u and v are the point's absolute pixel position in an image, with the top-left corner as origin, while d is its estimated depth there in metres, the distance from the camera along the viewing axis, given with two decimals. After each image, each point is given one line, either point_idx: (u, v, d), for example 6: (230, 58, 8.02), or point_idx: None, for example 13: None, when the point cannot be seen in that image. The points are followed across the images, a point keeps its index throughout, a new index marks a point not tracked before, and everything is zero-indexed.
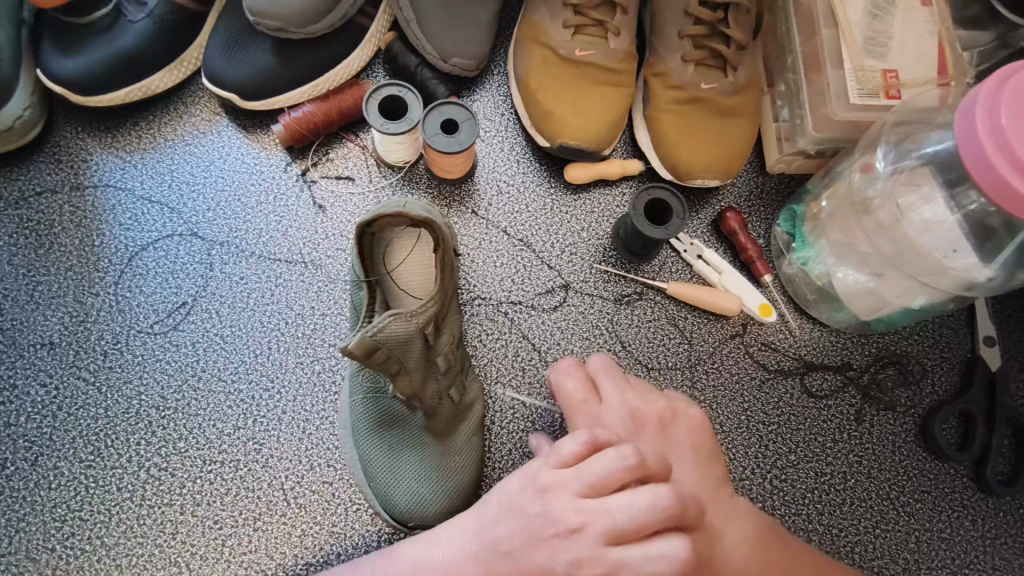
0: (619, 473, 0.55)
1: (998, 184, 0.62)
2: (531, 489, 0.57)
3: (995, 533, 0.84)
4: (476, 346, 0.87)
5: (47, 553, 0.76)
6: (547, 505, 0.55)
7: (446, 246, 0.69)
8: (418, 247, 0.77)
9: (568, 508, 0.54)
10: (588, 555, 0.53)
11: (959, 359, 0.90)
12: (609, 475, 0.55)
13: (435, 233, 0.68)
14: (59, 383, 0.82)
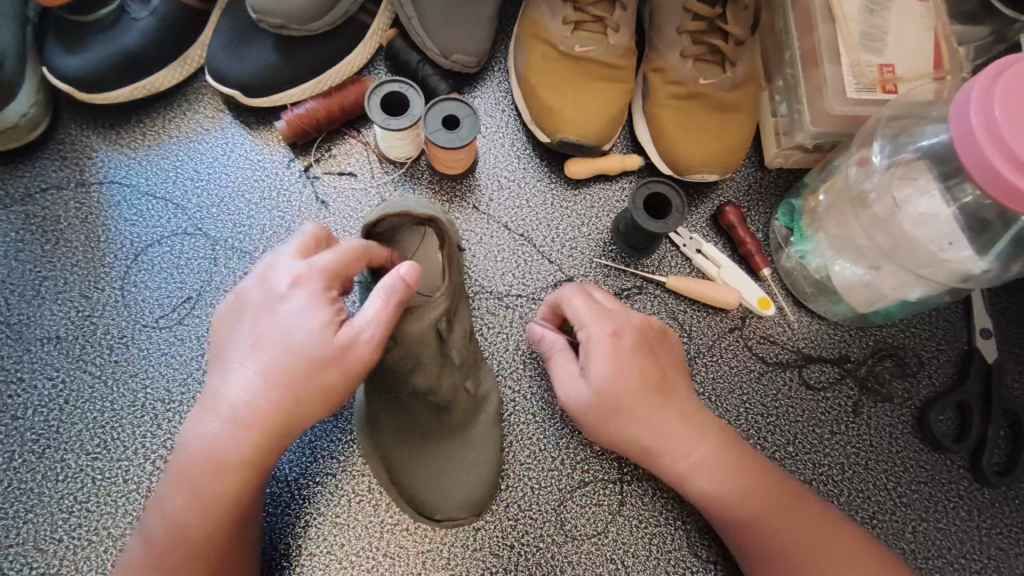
0: (307, 267, 0.62)
1: (991, 174, 0.63)
2: (260, 310, 0.60)
3: (991, 523, 0.85)
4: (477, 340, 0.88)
5: (55, 544, 0.77)
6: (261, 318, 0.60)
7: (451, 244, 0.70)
8: (423, 247, 0.75)
9: (279, 332, 0.59)
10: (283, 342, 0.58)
11: (956, 351, 0.91)
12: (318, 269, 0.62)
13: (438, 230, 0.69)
14: (66, 377, 0.83)
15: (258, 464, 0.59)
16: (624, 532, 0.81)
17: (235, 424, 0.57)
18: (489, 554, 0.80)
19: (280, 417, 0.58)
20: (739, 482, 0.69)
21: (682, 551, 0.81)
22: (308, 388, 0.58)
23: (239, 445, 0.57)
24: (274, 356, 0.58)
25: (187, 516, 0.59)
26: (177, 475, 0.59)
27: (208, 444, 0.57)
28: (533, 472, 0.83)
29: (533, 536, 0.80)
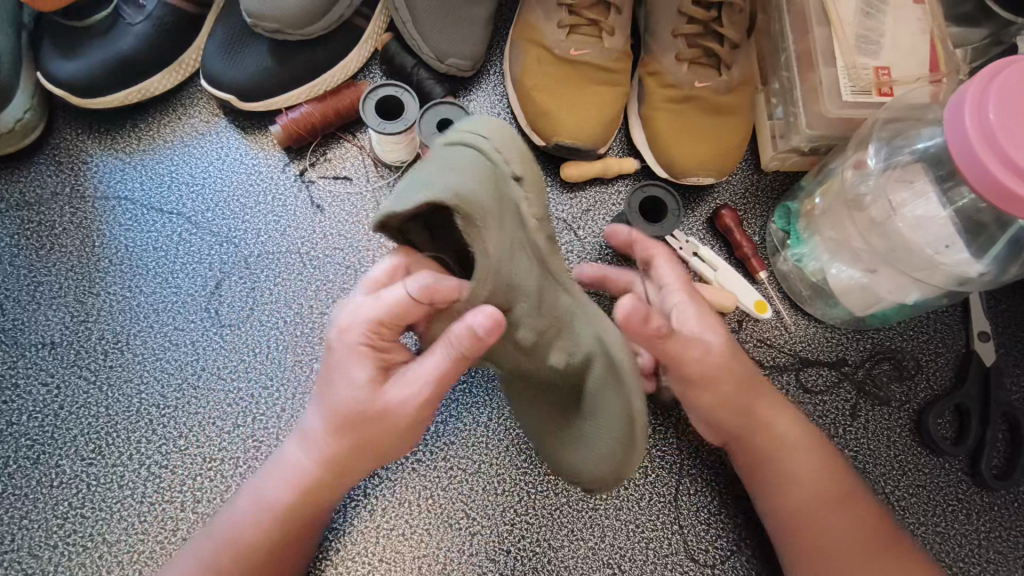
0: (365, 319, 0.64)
1: (985, 177, 0.63)
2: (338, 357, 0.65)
3: (989, 527, 0.85)
4: None
5: (49, 550, 0.77)
6: (337, 365, 0.64)
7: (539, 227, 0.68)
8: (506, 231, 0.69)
9: (341, 391, 0.64)
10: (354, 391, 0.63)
11: (954, 354, 0.90)
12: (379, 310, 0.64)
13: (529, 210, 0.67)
14: (61, 382, 0.82)
15: (321, 495, 0.68)
16: (621, 537, 0.81)
17: (314, 458, 0.66)
18: (485, 559, 0.79)
19: (341, 463, 0.66)
20: (811, 459, 0.74)
21: (679, 556, 0.81)
22: (367, 447, 0.65)
23: (314, 475, 0.67)
24: (335, 411, 0.64)
25: (249, 541, 0.66)
26: (250, 505, 0.67)
27: (283, 481, 0.67)
28: (529, 477, 0.82)
29: (529, 540, 0.80)
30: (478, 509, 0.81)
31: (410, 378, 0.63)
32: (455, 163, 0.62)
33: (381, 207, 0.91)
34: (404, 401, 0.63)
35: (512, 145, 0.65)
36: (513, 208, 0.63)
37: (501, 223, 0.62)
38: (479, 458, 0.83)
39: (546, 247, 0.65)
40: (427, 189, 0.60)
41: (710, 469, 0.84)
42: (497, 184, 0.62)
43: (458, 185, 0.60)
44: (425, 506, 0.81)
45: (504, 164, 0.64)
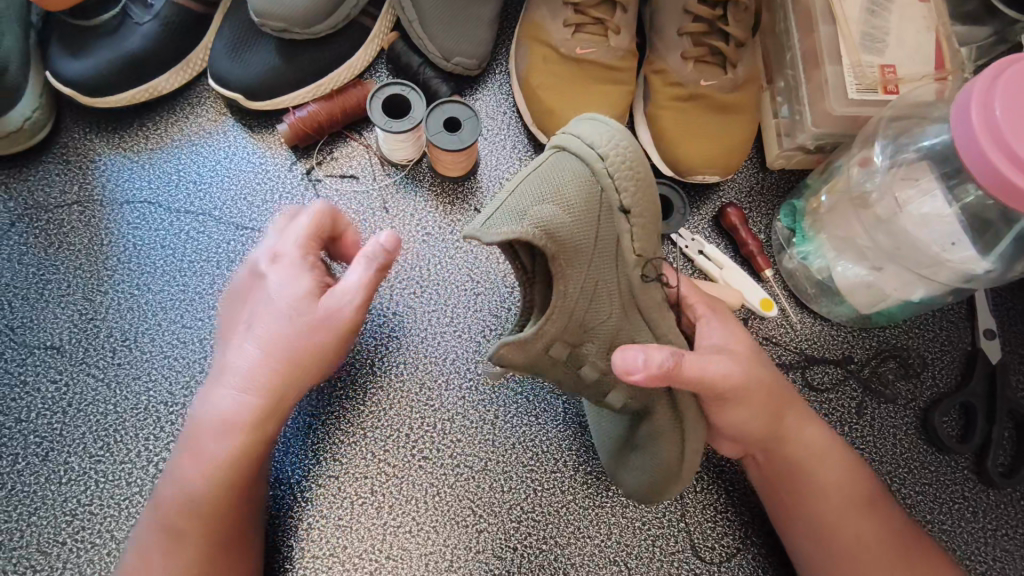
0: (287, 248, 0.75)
1: (989, 173, 0.63)
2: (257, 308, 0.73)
3: (996, 525, 0.85)
4: (481, 342, 0.88)
5: (59, 547, 0.77)
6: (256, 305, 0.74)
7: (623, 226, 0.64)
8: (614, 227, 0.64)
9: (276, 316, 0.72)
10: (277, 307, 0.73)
11: (960, 352, 0.90)
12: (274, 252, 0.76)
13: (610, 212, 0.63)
14: (70, 380, 0.83)
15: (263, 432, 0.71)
16: (627, 534, 0.81)
17: (250, 396, 0.71)
18: (492, 556, 0.79)
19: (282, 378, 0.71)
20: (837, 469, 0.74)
21: (686, 553, 0.81)
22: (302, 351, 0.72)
23: (253, 412, 0.70)
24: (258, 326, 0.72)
25: (202, 497, 0.68)
26: (188, 461, 0.69)
27: (218, 425, 0.70)
28: (536, 474, 0.83)
29: (536, 537, 0.80)
30: (484, 506, 0.81)
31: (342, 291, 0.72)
32: (560, 191, 0.63)
33: (387, 206, 0.92)
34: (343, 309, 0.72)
35: (627, 169, 0.63)
36: (613, 243, 0.64)
37: (592, 261, 0.64)
38: (486, 455, 0.83)
39: (641, 285, 0.65)
40: (513, 220, 0.61)
41: (715, 466, 0.84)
42: (599, 217, 0.63)
43: (549, 217, 0.62)
44: (431, 503, 0.81)
45: (613, 193, 0.63)
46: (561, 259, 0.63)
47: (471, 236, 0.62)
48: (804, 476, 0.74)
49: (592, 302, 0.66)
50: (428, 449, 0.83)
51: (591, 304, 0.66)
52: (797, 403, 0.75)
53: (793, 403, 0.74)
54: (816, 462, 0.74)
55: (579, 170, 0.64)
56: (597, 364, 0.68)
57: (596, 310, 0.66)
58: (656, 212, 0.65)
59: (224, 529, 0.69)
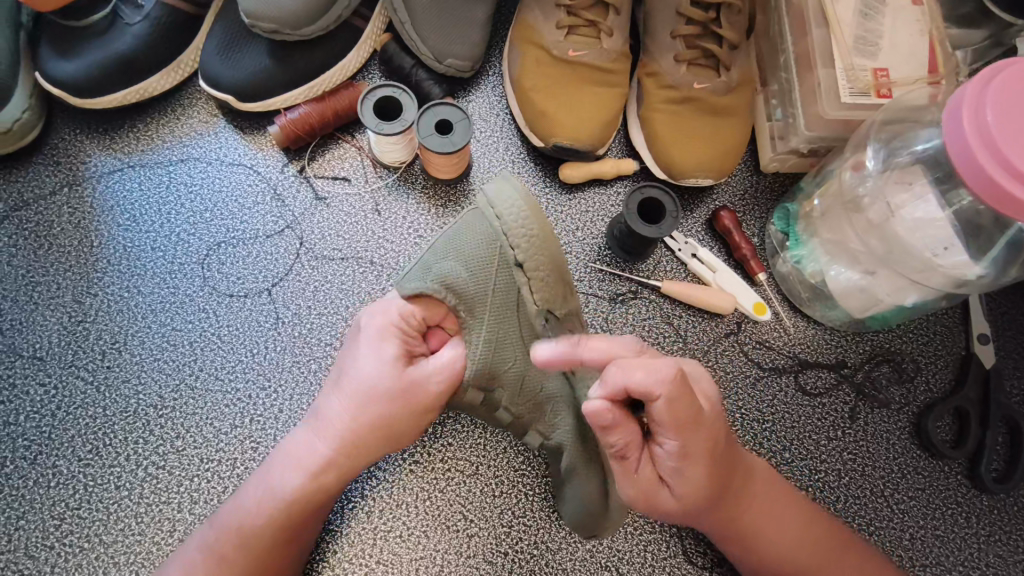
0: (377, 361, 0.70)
1: (980, 175, 0.63)
2: (351, 396, 0.69)
3: (989, 530, 0.84)
4: None
5: (46, 551, 0.76)
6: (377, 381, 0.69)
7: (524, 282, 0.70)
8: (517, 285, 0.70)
9: (352, 405, 0.69)
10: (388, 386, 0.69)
11: (954, 356, 0.90)
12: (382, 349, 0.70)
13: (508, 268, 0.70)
14: (59, 383, 0.82)
15: (333, 484, 0.69)
16: (619, 539, 0.81)
17: (335, 450, 0.68)
18: (483, 561, 0.79)
19: (353, 445, 0.69)
20: (795, 523, 0.72)
21: (677, 558, 0.81)
22: (391, 422, 0.69)
23: (300, 490, 0.68)
24: (354, 391, 0.69)
25: (260, 531, 0.67)
26: (256, 493, 0.68)
27: (291, 467, 0.68)
28: (527, 479, 0.82)
29: (527, 542, 0.80)
30: (475, 511, 0.81)
31: (435, 366, 0.70)
32: (464, 249, 0.71)
33: (380, 208, 0.91)
34: (427, 385, 0.70)
35: (522, 235, 0.68)
36: (514, 294, 0.71)
37: (492, 309, 0.71)
38: (477, 460, 0.82)
39: (546, 329, 0.72)
40: (423, 274, 0.71)
41: None
42: (499, 272, 0.70)
43: (451, 274, 0.70)
44: (422, 508, 0.80)
45: (509, 250, 0.69)
46: (461, 313, 0.71)
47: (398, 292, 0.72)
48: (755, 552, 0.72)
49: (495, 353, 0.72)
50: (419, 453, 0.82)
51: (499, 349, 0.72)
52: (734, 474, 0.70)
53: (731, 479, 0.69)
54: (766, 527, 0.72)
55: (481, 229, 0.71)
56: (510, 408, 0.74)
57: (503, 356, 0.72)
58: (556, 267, 0.70)
59: (278, 554, 0.68)
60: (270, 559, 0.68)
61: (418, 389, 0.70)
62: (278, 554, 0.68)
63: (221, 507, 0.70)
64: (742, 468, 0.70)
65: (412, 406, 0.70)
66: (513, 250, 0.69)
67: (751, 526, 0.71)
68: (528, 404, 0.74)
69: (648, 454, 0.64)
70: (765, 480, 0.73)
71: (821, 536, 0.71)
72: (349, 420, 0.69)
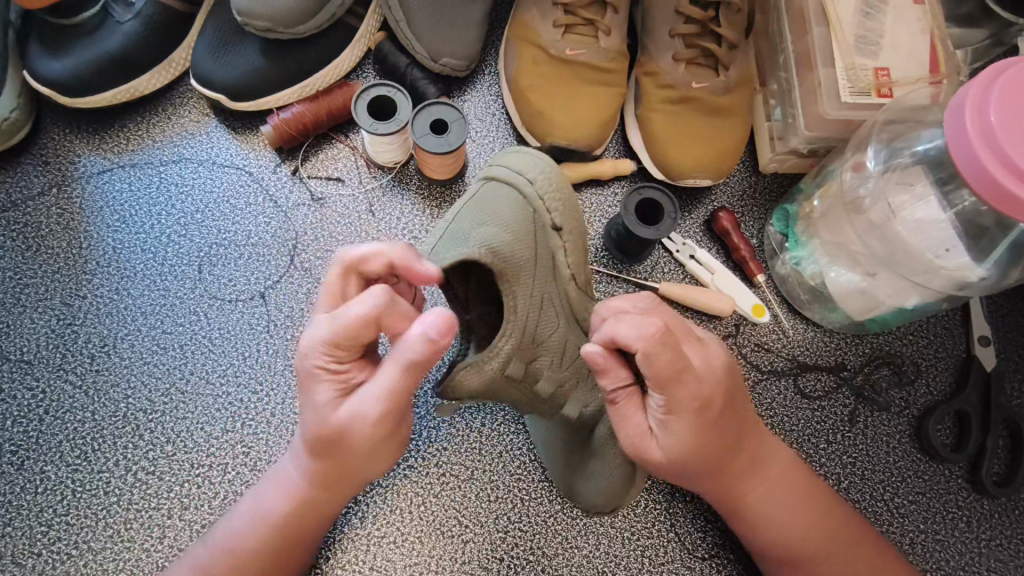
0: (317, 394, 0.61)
1: (980, 173, 0.62)
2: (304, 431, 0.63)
3: (990, 534, 0.83)
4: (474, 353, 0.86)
5: (33, 558, 0.75)
6: (317, 417, 0.61)
7: (562, 243, 0.72)
8: (554, 248, 0.72)
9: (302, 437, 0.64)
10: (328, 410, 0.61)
11: (954, 358, 0.89)
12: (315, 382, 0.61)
13: (546, 232, 0.71)
14: (46, 387, 0.81)
15: (319, 499, 0.67)
16: (616, 544, 0.80)
17: (304, 475, 0.66)
18: (478, 567, 0.78)
19: (317, 474, 0.65)
20: (803, 506, 0.71)
21: (675, 564, 0.80)
22: (337, 462, 0.64)
23: (284, 505, 0.67)
24: (307, 434, 0.63)
25: (252, 554, 0.66)
26: (248, 515, 0.68)
27: (279, 489, 0.67)
28: (523, 483, 0.81)
29: (523, 548, 0.79)
30: (470, 516, 0.79)
31: (365, 399, 0.60)
32: (499, 217, 0.69)
33: (374, 209, 0.90)
34: (361, 423, 0.61)
35: (555, 193, 0.72)
36: (550, 258, 0.71)
37: (537, 276, 0.69)
38: (473, 464, 0.81)
39: (577, 295, 0.73)
40: (461, 244, 0.66)
41: None
42: (536, 235, 0.70)
43: (493, 238, 0.67)
44: (416, 513, 0.79)
45: (546, 213, 0.71)
46: (509, 278, 0.66)
47: (444, 265, 0.64)
48: (764, 529, 0.71)
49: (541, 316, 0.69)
50: (413, 458, 0.81)
51: (540, 317, 0.69)
52: (744, 450, 0.68)
53: (740, 457, 0.68)
54: (779, 508, 0.70)
55: (513, 196, 0.71)
56: (552, 376, 0.71)
57: (546, 321, 0.70)
58: (582, 234, 0.74)
59: (271, 571, 0.68)
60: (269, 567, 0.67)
61: (355, 428, 0.61)
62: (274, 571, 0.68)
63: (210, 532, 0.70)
64: (749, 443, 0.69)
65: (350, 445, 0.62)
66: (547, 212, 0.71)
67: (759, 503, 0.70)
68: (568, 372, 0.72)
69: (637, 404, 0.64)
70: (778, 459, 0.72)
71: (843, 530, 0.71)
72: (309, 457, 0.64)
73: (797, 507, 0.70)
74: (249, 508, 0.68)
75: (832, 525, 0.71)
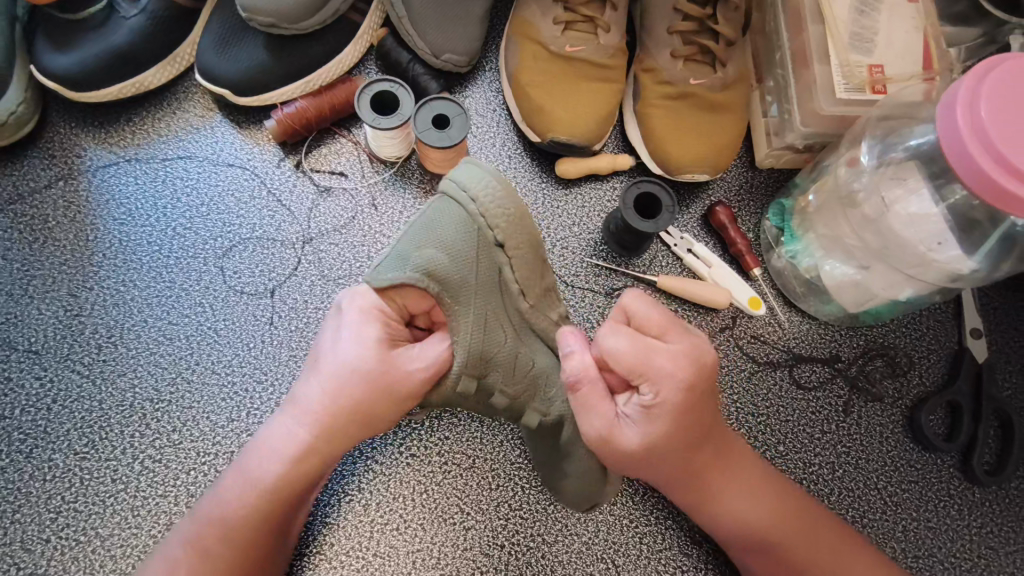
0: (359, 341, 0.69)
1: (974, 170, 0.63)
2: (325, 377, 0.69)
3: (981, 522, 0.85)
4: None
5: (42, 545, 0.76)
6: (353, 362, 0.69)
7: (506, 263, 0.71)
8: (500, 265, 0.71)
9: (327, 384, 0.69)
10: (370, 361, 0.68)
11: (946, 351, 0.91)
12: (361, 329, 0.70)
13: (490, 251, 0.70)
14: (54, 376, 0.82)
15: (316, 465, 0.69)
16: (614, 532, 0.81)
17: (309, 428, 0.68)
18: (479, 553, 0.79)
19: (332, 431, 0.68)
20: (775, 512, 0.72)
21: (673, 550, 0.81)
22: (367, 405, 0.68)
23: (279, 474, 0.68)
24: (333, 376, 0.69)
25: (239, 523, 0.66)
26: (237, 481, 0.68)
27: (274, 457, 0.68)
28: (524, 472, 0.82)
29: (523, 535, 0.80)
30: (472, 504, 0.81)
31: (420, 354, 0.69)
32: (440, 235, 0.70)
33: (376, 202, 0.91)
34: (409, 370, 0.68)
35: (498, 209, 0.70)
36: (496, 276, 0.71)
37: (478, 295, 0.70)
38: (474, 453, 0.83)
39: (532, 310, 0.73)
40: (400, 266, 0.69)
41: None
42: (479, 254, 0.70)
43: (431, 260, 0.69)
44: (418, 501, 0.81)
45: (489, 230, 0.70)
46: (445, 302, 0.69)
47: (378, 286, 0.69)
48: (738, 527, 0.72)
49: (485, 335, 0.70)
50: (415, 447, 0.82)
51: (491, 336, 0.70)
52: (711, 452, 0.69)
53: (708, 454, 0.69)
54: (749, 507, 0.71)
55: (457, 214, 0.70)
56: (506, 391, 0.71)
57: (493, 339, 0.71)
58: (533, 244, 0.72)
59: (259, 545, 0.67)
60: (255, 542, 0.67)
61: (395, 376, 0.68)
62: (263, 545, 0.67)
63: (200, 501, 0.69)
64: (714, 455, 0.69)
65: (380, 386, 0.68)
66: (490, 231, 0.70)
67: (728, 504, 0.71)
68: (523, 383, 0.72)
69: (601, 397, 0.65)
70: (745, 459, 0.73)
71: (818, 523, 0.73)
72: (325, 401, 0.68)
73: (766, 502, 0.72)
74: (241, 474, 0.68)
75: (806, 513, 0.73)
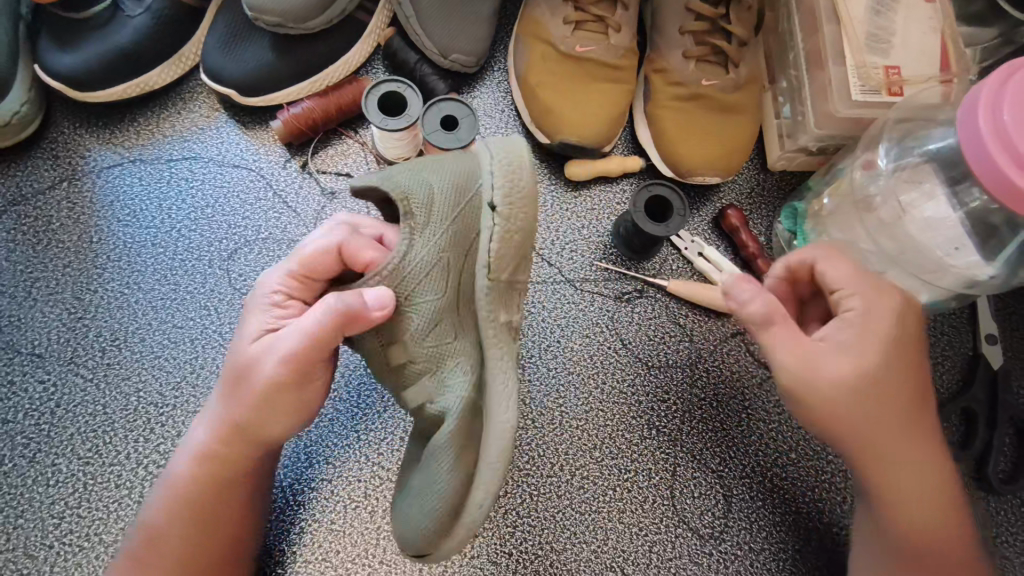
0: (258, 327, 0.64)
1: (996, 176, 0.62)
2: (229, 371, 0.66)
3: (996, 531, 0.84)
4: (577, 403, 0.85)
5: (45, 551, 0.75)
6: (238, 352, 0.65)
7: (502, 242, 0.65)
8: (487, 232, 0.64)
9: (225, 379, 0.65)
10: (251, 349, 0.63)
11: (961, 357, 0.89)
12: (252, 319, 0.65)
13: (471, 212, 0.65)
14: (57, 380, 0.81)
15: (225, 464, 0.65)
16: (624, 540, 0.80)
17: (207, 427, 0.66)
18: (486, 561, 0.78)
19: (227, 427, 0.64)
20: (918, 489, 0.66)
21: (684, 559, 0.80)
22: (253, 393, 0.62)
23: (189, 477, 0.66)
24: (229, 369, 0.65)
25: (158, 533, 0.64)
26: (158, 490, 0.67)
27: (184, 456, 0.66)
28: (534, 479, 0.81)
29: (531, 543, 0.79)
30: None
31: (281, 336, 0.62)
32: (441, 171, 0.65)
33: None
34: (268, 359, 0.62)
35: (506, 169, 0.64)
36: (471, 235, 0.66)
37: (439, 238, 0.64)
38: None
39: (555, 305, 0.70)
40: (386, 178, 0.65)
41: (714, 472, 0.83)
42: (464, 206, 0.65)
43: (409, 188, 0.64)
44: None
45: (489, 189, 0.64)
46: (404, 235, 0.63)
47: (358, 188, 0.64)
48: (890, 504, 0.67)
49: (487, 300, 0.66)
50: None
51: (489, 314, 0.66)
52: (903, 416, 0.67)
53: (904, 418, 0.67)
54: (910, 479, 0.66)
55: (467, 162, 0.66)
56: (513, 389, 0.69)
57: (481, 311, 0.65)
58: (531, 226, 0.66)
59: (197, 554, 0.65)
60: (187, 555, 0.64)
61: (258, 368, 0.62)
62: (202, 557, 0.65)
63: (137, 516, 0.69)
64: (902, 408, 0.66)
65: (250, 380, 0.62)
66: (472, 188, 0.65)
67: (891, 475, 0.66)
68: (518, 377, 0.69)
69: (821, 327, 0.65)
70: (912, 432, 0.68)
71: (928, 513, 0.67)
72: (224, 395, 0.65)
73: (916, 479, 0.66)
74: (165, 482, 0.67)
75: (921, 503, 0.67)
